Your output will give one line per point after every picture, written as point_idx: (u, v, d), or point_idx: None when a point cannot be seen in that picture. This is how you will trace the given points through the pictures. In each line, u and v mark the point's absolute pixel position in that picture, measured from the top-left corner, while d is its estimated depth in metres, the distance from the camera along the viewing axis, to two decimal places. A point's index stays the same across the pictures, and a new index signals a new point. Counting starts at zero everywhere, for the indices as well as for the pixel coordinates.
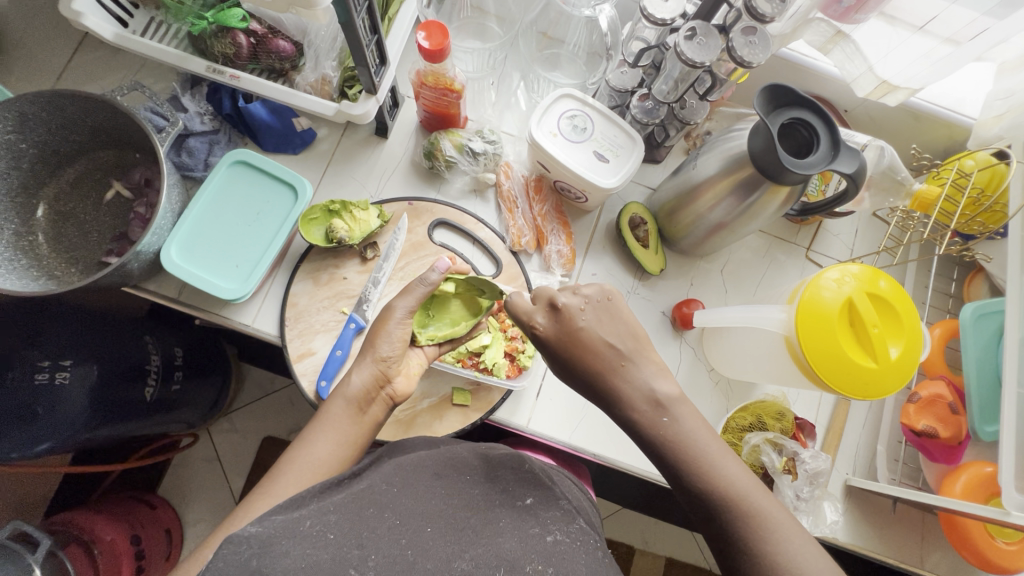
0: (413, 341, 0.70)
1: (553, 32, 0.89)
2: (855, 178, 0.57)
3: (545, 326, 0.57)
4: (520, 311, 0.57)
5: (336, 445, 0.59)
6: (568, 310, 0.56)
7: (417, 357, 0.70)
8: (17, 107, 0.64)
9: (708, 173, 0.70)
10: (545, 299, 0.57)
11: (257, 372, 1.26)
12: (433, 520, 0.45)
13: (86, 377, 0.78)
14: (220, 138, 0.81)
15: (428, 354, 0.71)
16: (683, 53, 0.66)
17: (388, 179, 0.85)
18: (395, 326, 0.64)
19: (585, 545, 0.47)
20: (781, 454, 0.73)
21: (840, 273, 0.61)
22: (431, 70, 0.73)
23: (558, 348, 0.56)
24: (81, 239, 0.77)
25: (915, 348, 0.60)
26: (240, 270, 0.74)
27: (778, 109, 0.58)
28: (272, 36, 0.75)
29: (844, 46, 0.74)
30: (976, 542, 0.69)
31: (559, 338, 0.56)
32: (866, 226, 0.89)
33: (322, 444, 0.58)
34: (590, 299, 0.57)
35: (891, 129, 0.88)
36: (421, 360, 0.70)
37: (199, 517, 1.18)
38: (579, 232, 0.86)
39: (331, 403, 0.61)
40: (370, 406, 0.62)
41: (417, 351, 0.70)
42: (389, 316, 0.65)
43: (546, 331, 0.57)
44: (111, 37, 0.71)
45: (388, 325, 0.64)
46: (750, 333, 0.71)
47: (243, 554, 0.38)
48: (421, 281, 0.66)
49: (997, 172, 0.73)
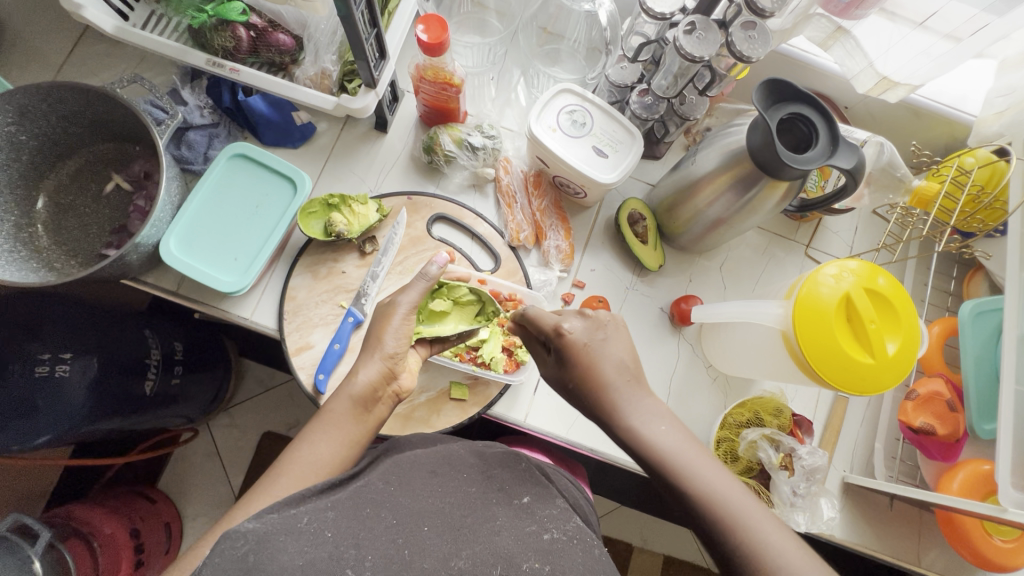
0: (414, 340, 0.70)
1: (553, 27, 0.90)
2: (854, 172, 0.57)
3: (579, 329, 0.57)
4: (546, 317, 0.59)
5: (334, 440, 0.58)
6: (597, 318, 0.59)
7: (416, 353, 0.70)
8: (17, 98, 0.64)
9: (707, 167, 0.70)
10: (571, 314, 0.60)
11: (257, 367, 1.26)
12: (430, 519, 0.45)
13: (87, 370, 0.77)
14: (219, 131, 0.81)
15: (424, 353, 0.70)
16: (682, 47, 0.66)
17: (388, 174, 0.85)
18: (398, 321, 0.64)
19: (582, 543, 0.47)
20: (778, 450, 0.72)
21: (838, 269, 0.61)
22: (431, 64, 0.73)
23: (585, 351, 0.57)
24: (80, 232, 0.76)
25: (913, 345, 0.60)
26: (238, 263, 0.74)
27: (777, 104, 0.58)
28: (273, 29, 0.75)
29: (844, 42, 0.76)
30: (972, 539, 0.69)
31: (588, 342, 0.57)
32: (865, 224, 0.89)
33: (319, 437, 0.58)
34: (613, 319, 0.60)
35: (891, 127, 0.88)
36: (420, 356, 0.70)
37: (198, 512, 1.18)
38: (578, 227, 0.87)
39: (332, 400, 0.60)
40: (375, 405, 0.61)
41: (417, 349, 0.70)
42: (393, 309, 0.65)
43: (572, 337, 0.57)
44: (111, 29, 0.71)
45: (391, 321, 0.64)
46: (747, 330, 0.72)
47: (240, 549, 0.38)
48: (421, 275, 0.66)
49: (997, 169, 0.73)
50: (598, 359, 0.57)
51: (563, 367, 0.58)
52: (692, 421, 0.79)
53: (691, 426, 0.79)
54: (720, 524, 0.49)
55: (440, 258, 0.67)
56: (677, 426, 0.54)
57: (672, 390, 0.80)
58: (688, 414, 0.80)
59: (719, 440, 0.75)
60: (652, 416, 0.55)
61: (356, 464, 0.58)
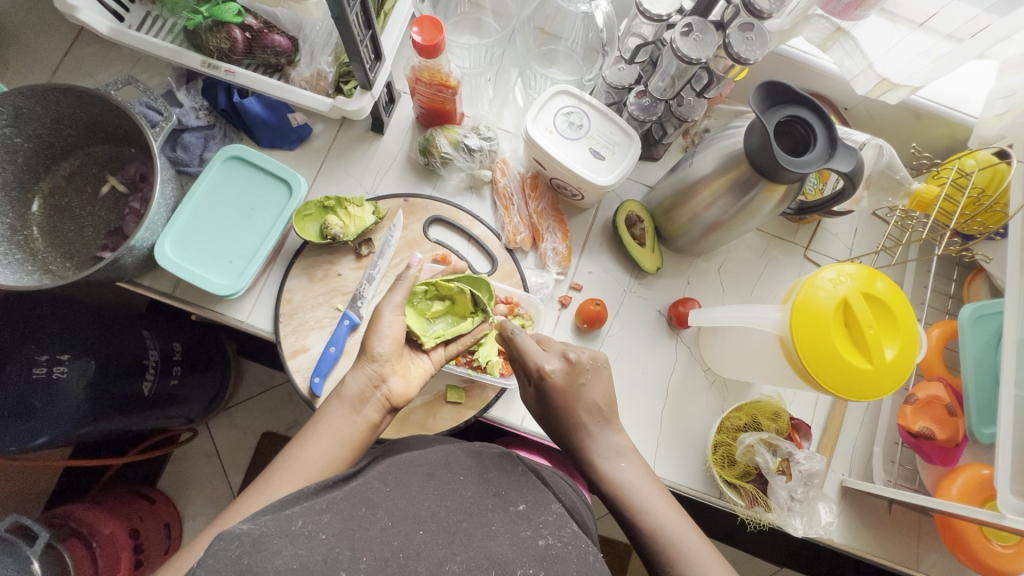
0: (418, 347, 0.69)
1: (551, 28, 0.89)
2: (852, 175, 0.57)
3: (559, 376, 0.60)
4: (532, 354, 0.61)
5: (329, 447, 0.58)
6: (580, 363, 0.61)
7: (422, 362, 0.68)
8: (11, 101, 0.64)
9: (704, 170, 0.69)
10: (557, 351, 0.62)
11: (256, 367, 1.26)
12: (425, 523, 0.44)
13: (85, 371, 0.78)
14: (215, 133, 0.81)
15: (434, 361, 0.69)
16: (679, 49, 0.65)
17: (384, 176, 0.84)
18: (387, 324, 0.64)
19: (577, 549, 0.46)
20: (775, 454, 0.72)
21: (836, 273, 0.61)
22: (426, 66, 0.72)
23: (561, 395, 0.60)
24: (76, 234, 0.76)
25: (912, 349, 0.59)
26: (233, 266, 0.74)
27: (775, 106, 0.58)
28: (267, 31, 0.75)
29: (844, 42, 0.75)
30: (970, 544, 0.69)
31: (567, 385, 0.60)
32: (865, 226, 0.89)
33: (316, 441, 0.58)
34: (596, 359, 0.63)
35: (890, 128, 0.88)
36: (427, 365, 0.68)
37: (198, 511, 1.18)
38: (575, 229, 0.86)
39: (329, 405, 0.60)
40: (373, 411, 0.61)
41: (424, 357, 0.68)
42: (378, 314, 0.64)
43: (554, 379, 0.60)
44: (106, 31, 0.70)
45: (378, 325, 0.63)
46: (746, 333, 0.71)
47: (234, 551, 0.38)
48: (404, 278, 0.66)
49: (998, 172, 0.72)
50: (570, 404, 0.60)
51: (541, 401, 0.62)
52: (690, 424, 0.79)
53: (688, 429, 0.79)
54: (666, 559, 0.54)
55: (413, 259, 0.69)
56: (636, 465, 0.60)
57: (669, 393, 0.80)
58: (686, 417, 0.79)
59: (716, 444, 0.75)
60: (613, 453, 0.60)
61: (357, 463, 0.58)
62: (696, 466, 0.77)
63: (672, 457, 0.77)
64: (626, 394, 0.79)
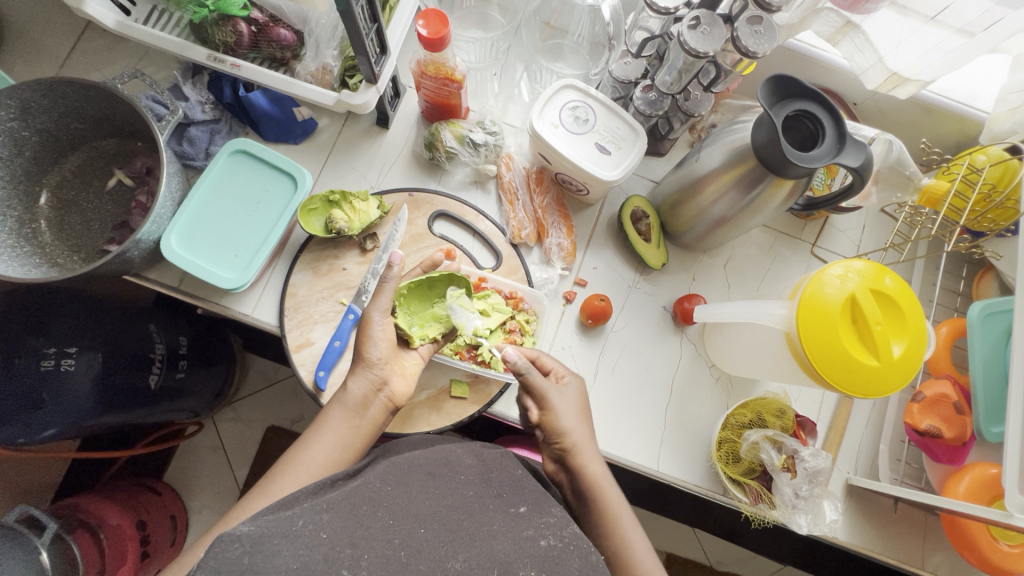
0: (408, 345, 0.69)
1: (556, 22, 0.89)
2: (861, 171, 0.56)
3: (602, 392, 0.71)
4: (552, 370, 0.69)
5: (334, 445, 0.57)
6: None
7: (413, 358, 0.68)
8: (18, 95, 0.64)
9: (711, 165, 0.68)
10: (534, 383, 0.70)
11: (261, 361, 1.27)
12: (427, 521, 0.44)
13: (92, 365, 0.78)
14: (220, 127, 0.81)
15: (423, 354, 0.69)
16: (686, 42, 0.65)
17: (389, 170, 0.84)
18: (379, 327, 0.63)
19: (579, 549, 0.46)
20: (780, 452, 0.71)
21: (844, 269, 0.60)
22: (432, 59, 0.72)
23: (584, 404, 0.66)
24: (83, 228, 0.77)
25: (920, 347, 0.59)
26: (239, 260, 0.74)
27: (782, 101, 0.57)
28: (273, 24, 0.75)
29: (853, 37, 0.74)
30: (975, 542, 0.68)
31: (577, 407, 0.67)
32: (873, 222, 0.88)
33: (320, 439, 0.57)
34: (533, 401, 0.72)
35: (902, 122, 0.86)
36: (418, 360, 0.68)
37: (204, 505, 1.19)
38: (580, 224, 0.86)
39: (330, 410, 0.60)
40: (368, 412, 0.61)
41: (413, 353, 0.68)
42: (368, 319, 0.64)
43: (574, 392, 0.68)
44: (113, 25, 0.71)
45: (371, 331, 0.63)
46: (753, 330, 0.70)
47: (235, 552, 0.38)
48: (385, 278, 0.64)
49: (1010, 168, 0.72)
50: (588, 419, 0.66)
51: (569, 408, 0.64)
52: (693, 421, 0.79)
53: (693, 425, 0.78)
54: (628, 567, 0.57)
55: (395, 256, 0.66)
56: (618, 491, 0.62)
57: (673, 390, 0.80)
58: (691, 413, 0.79)
59: (720, 441, 0.74)
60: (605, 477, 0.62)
61: (360, 461, 0.58)
62: (701, 463, 0.77)
63: (676, 454, 0.77)
64: (630, 392, 0.79)
